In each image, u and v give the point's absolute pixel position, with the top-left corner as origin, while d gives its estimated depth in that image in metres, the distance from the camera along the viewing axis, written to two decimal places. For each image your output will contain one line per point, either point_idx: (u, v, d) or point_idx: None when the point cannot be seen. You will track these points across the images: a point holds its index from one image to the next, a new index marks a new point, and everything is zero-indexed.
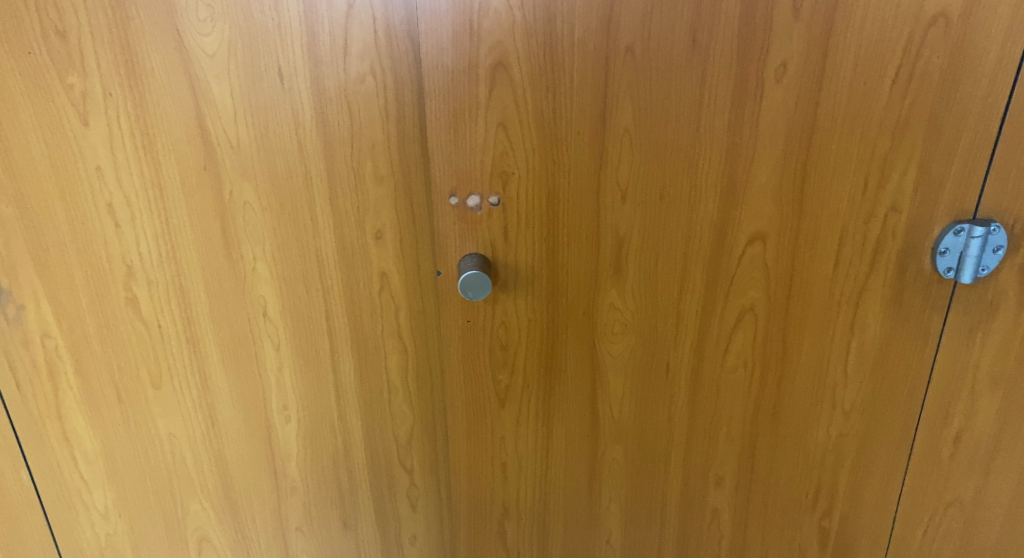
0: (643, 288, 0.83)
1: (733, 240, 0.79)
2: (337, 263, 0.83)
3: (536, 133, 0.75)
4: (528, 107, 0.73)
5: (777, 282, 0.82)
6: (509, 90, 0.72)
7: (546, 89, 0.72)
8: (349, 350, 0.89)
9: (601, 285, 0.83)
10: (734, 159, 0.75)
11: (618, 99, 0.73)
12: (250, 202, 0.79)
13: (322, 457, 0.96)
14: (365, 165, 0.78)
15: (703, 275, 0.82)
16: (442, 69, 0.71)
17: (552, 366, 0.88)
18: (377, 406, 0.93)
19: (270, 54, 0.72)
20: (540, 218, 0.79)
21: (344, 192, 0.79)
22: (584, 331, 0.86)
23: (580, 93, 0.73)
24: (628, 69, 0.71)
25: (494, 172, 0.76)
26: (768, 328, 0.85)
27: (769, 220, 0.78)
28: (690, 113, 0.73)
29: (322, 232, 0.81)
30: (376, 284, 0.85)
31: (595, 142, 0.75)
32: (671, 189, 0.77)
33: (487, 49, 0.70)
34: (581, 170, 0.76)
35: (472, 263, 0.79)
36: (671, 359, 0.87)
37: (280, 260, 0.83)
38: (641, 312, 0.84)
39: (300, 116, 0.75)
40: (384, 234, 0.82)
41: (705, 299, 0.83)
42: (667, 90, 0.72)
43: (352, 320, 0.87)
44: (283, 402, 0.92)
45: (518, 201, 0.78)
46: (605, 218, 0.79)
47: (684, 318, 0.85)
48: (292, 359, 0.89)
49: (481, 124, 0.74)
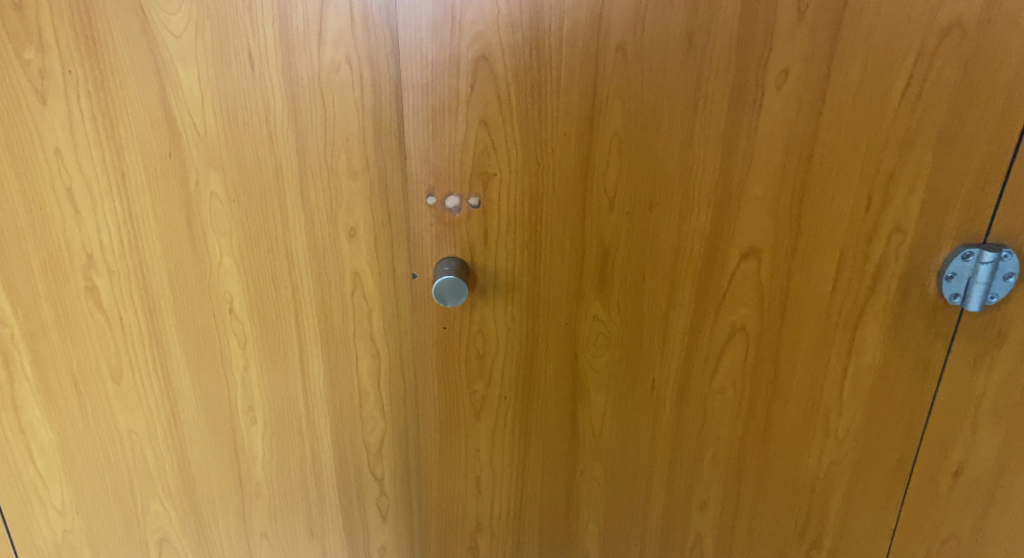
0: (628, 301, 0.79)
1: (725, 255, 0.75)
2: (308, 260, 0.80)
3: (519, 133, 0.70)
4: (511, 105, 0.69)
5: (770, 302, 0.77)
6: (491, 86, 0.68)
7: (531, 86, 0.68)
8: (319, 351, 0.86)
9: (585, 296, 0.79)
10: (729, 169, 0.70)
11: (607, 100, 0.68)
12: (216, 193, 0.76)
13: (289, 459, 0.92)
14: (339, 159, 0.74)
15: (692, 291, 0.77)
16: (421, 61, 0.67)
17: (529, 379, 0.84)
18: (346, 410, 0.89)
19: (240, 37, 0.68)
20: (523, 224, 0.75)
21: (316, 187, 0.75)
22: (566, 344, 0.82)
23: (567, 93, 0.68)
24: (617, 68, 0.67)
25: (474, 173, 0.72)
26: (761, 349, 0.80)
27: (764, 236, 0.73)
28: (683, 118, 0.68)
29: (292, 228, 0.78)
30: (349, 284, 0.81)
31: (582, 146, 0.70)
32: (660, 199, 0.73)
33: (468, 41, 0.66)
34: (567, 174, 0.72)
35: (450, 267, 0.75)
36: (655, 378, 0.83)
37: (247, 255, 0.79)
38: (626, 325, 0.80)
39: (270, 104, 0.71)
40: (358, 231, 0.78)
41: (693, 316, 0.79)
42: (660, 93, 0.68)
43: (322, 320, 0.84)
44: (249, 402, 0.88)
45: (499, 203, 0.74)
46: (590, 225, 0.75)
47: (670, 334, 0.80)
48: (258, 357, 0.86)
49: (459, 120, 0.70)
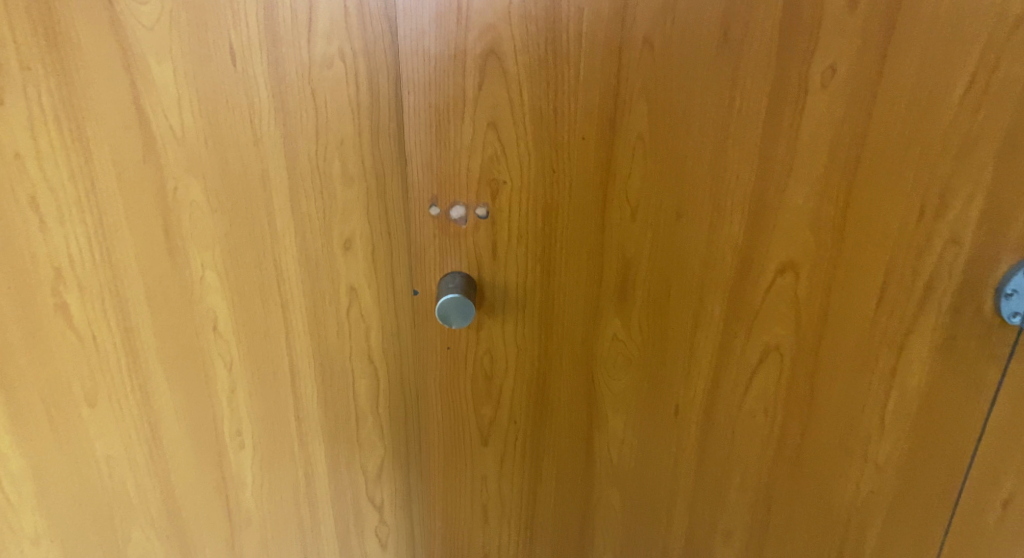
0: (651, 318, 0.72)
1: (760, 270, 0.68)
2: (299, 274, 0.73)
3: (533, 136, 0.63)
4: (524, 105, 0.62)
5: (808, 320, 0.70)
6: (502, 83, 0.61)
7: (547, 84, 0.61)
8: (312, 370, 0.79)
9: (603, 313, 0.72)
10: (767, 176, 0.63)
11: (631, 99, 0.61)
12: (197, 201, 0.68)
13: (280, 485, 0.86)
14: (332, 164, 0.66)
15: (722, 307, 0.70)
16: (424, 56, 0.59)
17: (541, 402, 0.77)
18: (343, 432, 0.83)
19: (220, 29, 0.60)
20: (537, 236, 0.68)
21: (307, 195, 0.68)
22: (582, 365, 0.75)
23: (586, 91, 0.61)
24: (644, 63, 0.59)
25: (481, 180, 0.65)
26: (795, 371, 0.73)
27: (804, 249, 0.66)
28: (716, 119, 0.61)
29: (281, 239, 0.71)
30: (344, 300, 0.75)
31: (603, 150, 0.63)
32: (689, 209, 0.65)
33: (476, 33, 0.59)
34: (586, 181, 0.65)
35: (456, 283, 0.68)
36: (679, 401, 0.76)
37: (232, 268, 0.72)
38: (648, 344, 0.73)
39: (255, 104, 0.64)
40: (354, 242, 0.71)
41: (722, 335, 0.72)
42: (690, 92, 0.60)
43: (315, 338, 0.77)
44: (237, 424, 0.82)
45: (510, 213, 0.67)
46: (610, 237, 0.68)
47: (697, 354, 0.73)
48: (246, 377, 0.79)
49: (466, 122, 0.62)
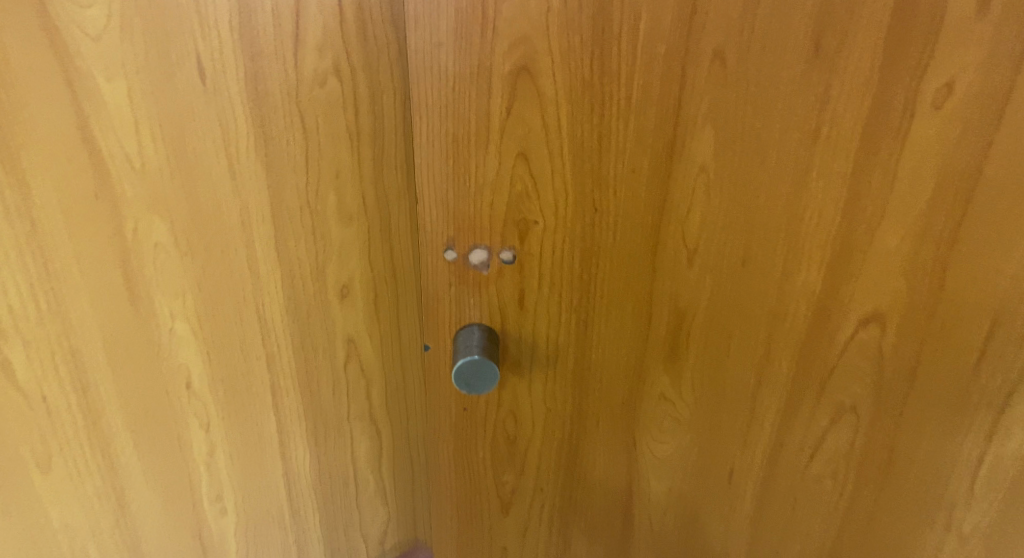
0: (705, 375, 0.61)
1: (838, 323, 0.56)
2: (287, 325, 0.62)
3: (572, 170, 0.51)
4: (562, 133, 0.50)
5: (892, 380, 0.59)
6: (536, 107, 0.48)
7: (592, 107, 0.49)
8: (303, 429, 0.68)
9: (649, 370, 0.61)
10: (855, 215, 0.52)
11: (694, 125, 0.50)
12: (163, 244, 0.56)
13: (270, 549, 0.76)
14: (326, 200, 0.56)
15: (790, 364, 0.59)
16: (439, 73, 0.47)
17: (570, 465, 0.67)
18: (340, 493, 0.73)
19: (185, 39, 0.48)
20: (573, 285, 0.57)
21: (296, 234, 0.57)
22: (620, 426, 0.64)
23: (639, 116, 0.49)
24: (711, 82, 0.48)
25: (507, 221, 0.54)
26: (871, 434, 0.62)
27: (895, 300, 0.55)
28: (796, 148, 0.49)
29: (265, 287, 0.60)
30: (341, 351, 0.64)
31: (657, 185, 0.52)
32: (758, 253, 0.54)
33: (505, 45, 0.46)
34: (634, 221, 0.54)
35: (476, 340, 0.57)
36: (732, 464, 0.66)
37: (208, 319, 0.61)
38: (700, 403, 0.63)
39: (230, 130, 0.52)
40: (352, 289, 0.60)
41: (788, 394, 0.61)
42: (767, 115, 0.48)
43: (306, 394, 0.66)
44: (217, 492, 0.71)
45: (541, 259, 0.55)
46: (661, 285, 0.57)
47: (757, 414, 0.63)
48: (226, 441, 0.68)
49: (489, 153, 0.50)
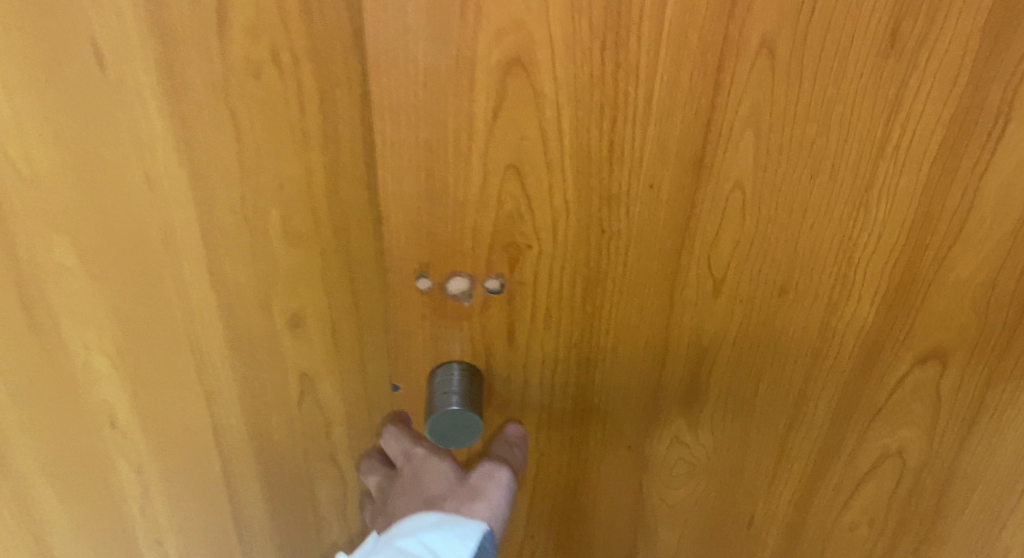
0: (728, 418, 0.52)
1: (890, 363, 0.48)
2: (229, 360, 0.51)
3: (574, 186, 0.40)
4: (564, 142, 0.38)
5: (946, 424, 0.51)
6: (531, 111, 0.37)
7: (602, 111, 0.37)
8: (254, 474, 0.58)
9: (662, 412, 0.52)
10: (924, 243, 0.42)
11: (730, 131, 0.38)
12: (68, 265, 0.46)
13: None
14: (269, 217, 0.45)
15: (829, 406, 0.51)
16: (404, 67, 0.35)
17: (573, 511, 0.59)
18: (302, 539, 0.63)
19: (75, 14, 0.37)
20: (574, 319, 0.46)
21: (234, 257, 0.46)
22: (630, 470, 0.56)
23: (662, 121, 0.38)
24: (755, 79, 0.36)
25: (494, 246, 0.43)
26: (918, 481, 0.55)
27: (958, 338, 0.46)
28: (859, 162, 0.39)
29: (199, 316, 0.49)
30: (295, 390, 0.53)
31: (680, 204, 0.41)
32: (801, 285, 0.44)
33: (491, 31, 0.34)
34: (650, 246, 0.43)
35: (455, 391, 0.46)
36: (757, 508, 0.58)
37: (131, 352, 0.51)
38: (721, 447, 0.54)
39: (142, 131, 0.41)
40: (305, 319, 0.50)
41: (824, 440, 0.53)
42: (825, 122, 0.37)
43: (256, 436, 0.56)
44: (156, 535, 0.62)
45: (536, 291, 0.45)
46: (677, 318, 0.47)
47: (788, 458, 0.54)
48: (163, 484, 0.58)
49: (472, 167, 0.39)
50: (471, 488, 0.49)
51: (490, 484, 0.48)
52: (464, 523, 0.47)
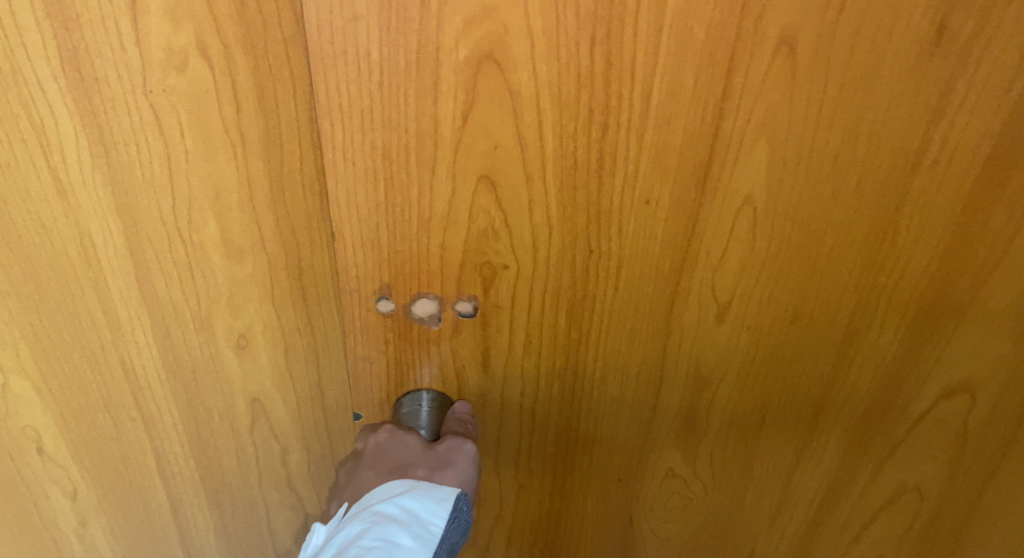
0: (729, 453, 0.47)
1: (913, 394, 0.43)
2: (168, 384, 0.46)
3: (558, 201, 0.33)
4: (546, 152, 0.32)
5: (973, 459, 0.47)
6: (507, 114, 0.30)
7: (591, 117, 0.31)
8: (203, 503, 0.53)
9: (654, 449, 0.46)
10: (960, 266, 0.37)
11: (740, 142, 0.32)
12: None
13: None
14: (206, 228, 0.39)
15: (840, 440, 0.46)
16: (352, 61, 0.29)
17: (555, 546, 0.53)
18: None
19: None
20: (555, 349, 0.40)
21: (167, 272, 0.40)
22: (618, 509, 0.50)
23: (662, 126, 0.31)
24: (773, 80, 0.30)
25: (465, 271, 0.36)
26: (936, 516, 0.51)
27: (985, 367, 0.41)
28: (893, 173, 0.33)
29: (131, 336, 0.43)
30: (244, 417, 0.48)
31: (680, 224, 0.35)
32: (815, 315, 0.38)
33: (459, 21, 0.28)
34: (642, 272, 0.36)
35: (423, 427, 0.40)
36: (757, 544, 0.53)
37: (54, 374, 0.44)
38: (720, 482, 0.49)
39: (48, 128, 0.35)
40: (253, 341, 0.44)
41: (835, 474, 0.48)
42: (856, 127, 0.31)
43: (203, 464, 0.50)
44: None
45: (515, 318, 0.38)
46: (673, 348, 0.40)
47: (793, 493, 0.49)
48: (102, 513, 0.52)
49: (438, 177, 0.32)
50: (440, 458, 0.38)
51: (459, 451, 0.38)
52: (438, 486, 0.37)
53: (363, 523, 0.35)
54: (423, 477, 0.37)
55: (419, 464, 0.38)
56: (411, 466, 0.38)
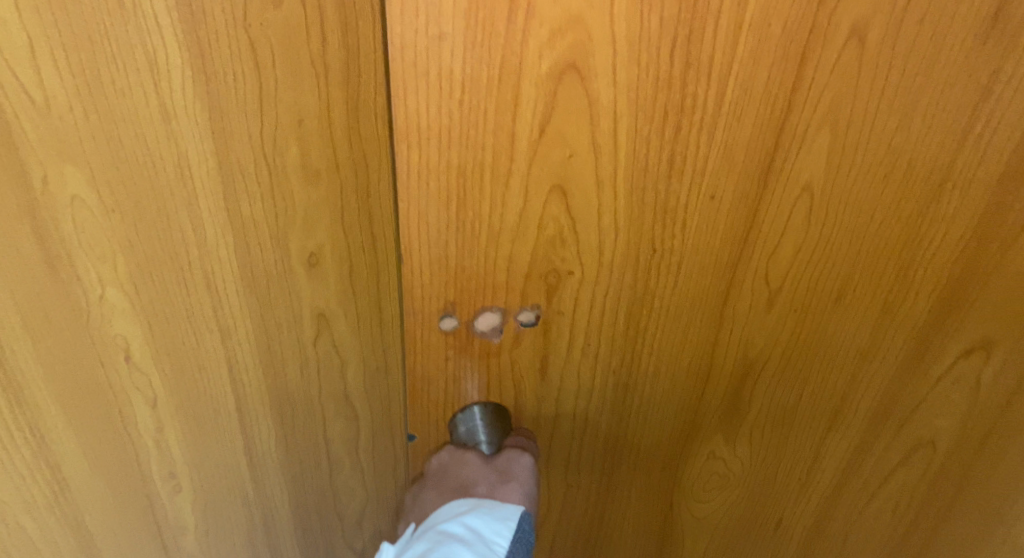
0: (770, 421, 0.51)
1: (941, 357, 0.48)
2: (244, 298, 0.51)
3: (625, 204, 0.36)
4: (618, 156, 0.34)
5: (987, 416, 0.52)
6: (584, 122, 0.33)
7: (665, 119, 0.33)
8: (268, 413, 0.59)
9: (701, 422, 0.51)
10: (990, 241, 0.41)
11: (804, 133, 0.35)
12: (81, 196, 0.45)
13: (232, 533, 0.68)
14: (289, 152, 0.44)
15: (872, 404, 0.51)
16: (438, 79, 0.30)
17: (604, 518, 0.57)
18: (312, 478, 0.65)
19: None
20: (619, 339, 0.43)
21: (251, 193, 0.46)
22: (667, 479, 0.55)
23: (732, 125, 0.34)
24: (840, 71, 0.33)
25: (532, 277, 0.38)
26: (951, 471, 0.56)
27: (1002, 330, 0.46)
28: (939, 151, 0.37)
29: (214, 253, 0.48)
30: (309, 330, 0.54)
31: (743, 213, 0.38)
32: (862, 290, 0.43)
33: (544, 33, 0.29)
34: (708, 259, 0.40)
35: (483, 441, 0.44)
36: (787, 501, 0.59)
37: (146, 286, 0.50)
38: (759, 450, 0.54)
39: (159, 59, 0.39)
40: (323, 259, 0.50)
41: (862, 436, 0.53)
42: (906, 112, 0.35)
43: (269, 375, 0.56)
44: (170, 469, 0.62)
45: (580, 309, 0.41)
46: (728, 330, 0.44)
47: (823, 453, 0.55)
48: (177, 418, 0.59)
49: (511, 192, 0.34)
50: (500, 473, 0.43)
51: (517, 465, 0.43)
52: (500, 505, 0.40)
53: (430, 542, 0.39)
54: (485, 493, 0.41)
55: (481, 482, 0.42)
56: (474, 485, 0.42)
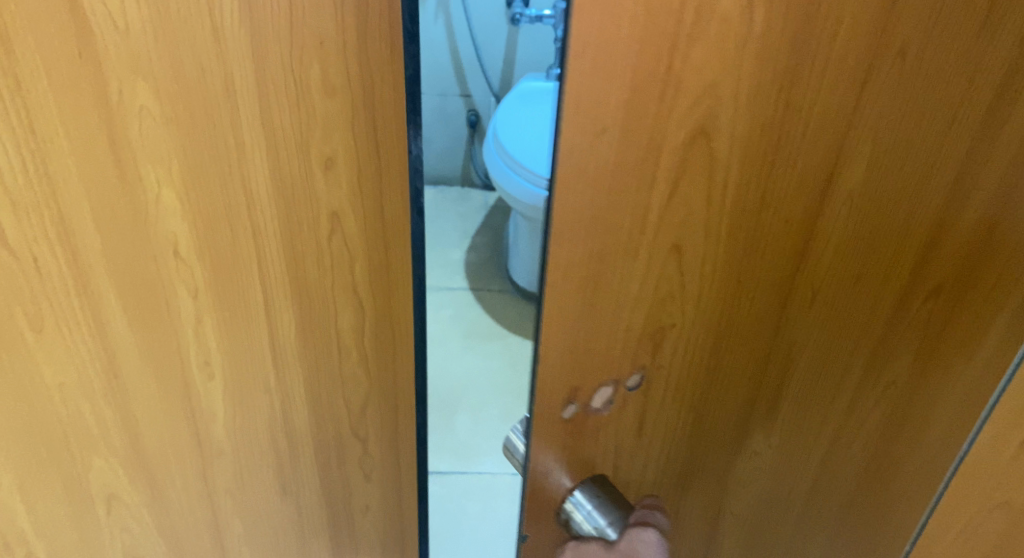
0: (777, 370, 0.63)
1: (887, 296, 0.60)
2: (272, 198, 0.63)
3: (708, 185, 0.47)
4: (719, 133, 0.44)
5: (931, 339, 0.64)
6: (714, 120, 0.44)
7: (780, 92, 0.44)
8: (288, 304, 0.71)
9: (732, 380, 0.62)
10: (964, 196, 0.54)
11: (794, 131, 0.47)
12: (147, 108, 0.57)
13: (255, 420, 0.80)
14: (311, 70, 0.56)
15: (842, 342, 0.63)
16: (599, 93, 0.39)
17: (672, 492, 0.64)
18: (324, 367, 0.76)
19: None
20: (682, 312, 0.54)
21: (280, 106, 0.58)
22: (722, 441, 0.67)
23: (797, 109, 0.46)
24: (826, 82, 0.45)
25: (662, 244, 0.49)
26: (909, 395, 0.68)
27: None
28: (885, 135, 0.49)
29: (249, 157, 0.60)
30: (324, 227, 0.66)
31: (750, 199, 0.49)
32: (961, 264, 0.59)
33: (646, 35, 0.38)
34: (739, 231, 0.51)
35: None
36: (801, 441, 0.70)
37: (193, 188, 0.62)
38: (773, 396, 0.65)
39: None
40: (336, 163, 0.62)
41: (839, 374, 0.65)
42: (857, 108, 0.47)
43: (290, 268, 0.68)
44: (204, 357, 0.74)
45: (689, 274, 0.51)
46: (743, 298, 0.56)
47: (814, 393, 0.66)
48: (214, 309, 0.70)
49: (656, 196, 0.46)
50: None
51: None
52: None
53: None
54: None
55: None
56: None
